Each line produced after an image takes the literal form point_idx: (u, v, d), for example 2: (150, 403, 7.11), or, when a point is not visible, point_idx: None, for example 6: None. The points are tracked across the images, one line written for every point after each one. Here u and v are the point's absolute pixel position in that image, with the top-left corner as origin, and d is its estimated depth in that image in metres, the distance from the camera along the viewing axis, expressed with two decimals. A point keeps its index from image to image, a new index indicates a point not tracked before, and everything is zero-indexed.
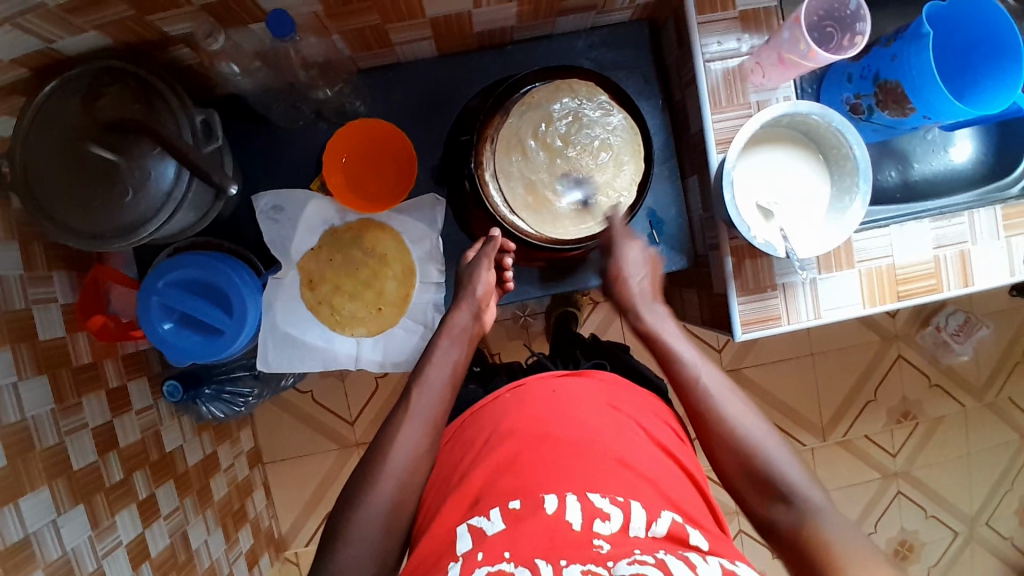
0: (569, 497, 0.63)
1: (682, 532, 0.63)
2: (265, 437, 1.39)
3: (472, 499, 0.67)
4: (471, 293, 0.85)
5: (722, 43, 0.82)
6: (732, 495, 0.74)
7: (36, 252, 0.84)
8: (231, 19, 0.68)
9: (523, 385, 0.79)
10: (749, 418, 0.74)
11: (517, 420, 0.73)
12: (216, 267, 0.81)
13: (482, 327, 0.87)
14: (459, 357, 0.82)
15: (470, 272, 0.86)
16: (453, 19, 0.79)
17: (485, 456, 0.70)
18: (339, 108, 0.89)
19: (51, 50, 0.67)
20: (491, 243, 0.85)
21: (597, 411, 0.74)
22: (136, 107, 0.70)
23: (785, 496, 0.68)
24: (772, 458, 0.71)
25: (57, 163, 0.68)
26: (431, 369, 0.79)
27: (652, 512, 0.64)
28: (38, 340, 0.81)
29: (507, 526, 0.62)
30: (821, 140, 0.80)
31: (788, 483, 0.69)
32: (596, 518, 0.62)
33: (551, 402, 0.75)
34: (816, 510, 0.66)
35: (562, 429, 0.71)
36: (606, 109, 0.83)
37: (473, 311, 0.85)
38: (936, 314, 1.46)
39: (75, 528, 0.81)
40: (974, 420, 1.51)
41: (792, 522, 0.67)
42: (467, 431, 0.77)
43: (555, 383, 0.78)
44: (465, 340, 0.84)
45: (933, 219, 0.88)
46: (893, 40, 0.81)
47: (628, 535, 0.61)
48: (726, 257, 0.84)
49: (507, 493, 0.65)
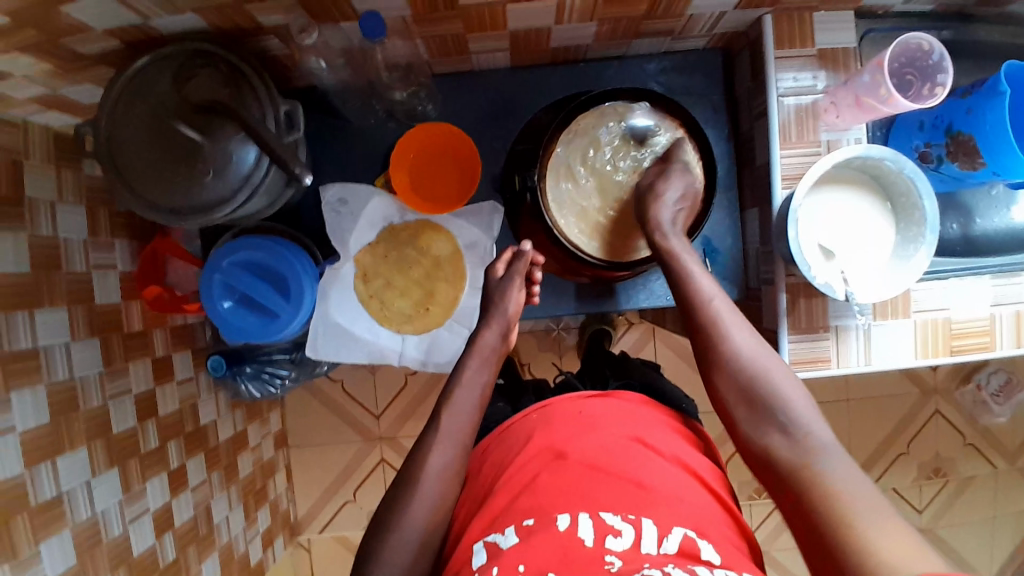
0: (582, 514, 0.63)
1: (694, 547, 0.61)
2: (293, 420, 1.41)
3: (492, 515, 0.67)
4: (501, 312, 0.84)
5: (798, 78, 0.82)
6: (732, 435, 0.71)
7: (100, 218, 0.87)
8: (323, 17, 0.71)
9: (550, 406, 0.78)
10: (753, 344, 0.72)
11: (542, 440, 0.73)
12: (278, 250, 0.84)
13: (507, 347, 0.85)
14: (487, 379, 0.81)
15: (500, 290, 0.85)
16: (533, 33, 0.80)
17: (508, 477, 0.70)
18: (410, 111, 0.91)
19: (146, 26, 0.69)
20: (522, 257, 0.85)
21: (619, 433, 0.73)
22: (225, 91, 0.73)
23: (781, 423, 0.67)
24: (780, 394, 0.68)
25: (146, 140, 0.71)
26: (460, 393, 0.77)
27: (664, 527, 0.62)
28: (94, 304, 0.84)
29: (520, 541, 0.62)
30: (890, 186, 0.80)
31: (785, 410, 0.67)
32: (608, 534, 0.61)
33: (577, 423, 0.74)
34: (816, 443, 0.64)
35: (582, 449, 0.70)
36: (652, 129, 0.85)
37: (501, 330, 0.84)
38: (977, 372, 1.43)
39: (107, 490, 0.83)
40: (1005, 484, 1.47)
41: (792, 456, 0.65)
42: (493, 451, 0.77)
43: (582, 405, 0.77)
44: (494, 361, 0.82)
45: (993, 276, 0.87)
46: (970, 93, 0.80)
47: (640, 551, 0.60)
48: (781, 293, 0.84)
49: (523, 511, 0.65)
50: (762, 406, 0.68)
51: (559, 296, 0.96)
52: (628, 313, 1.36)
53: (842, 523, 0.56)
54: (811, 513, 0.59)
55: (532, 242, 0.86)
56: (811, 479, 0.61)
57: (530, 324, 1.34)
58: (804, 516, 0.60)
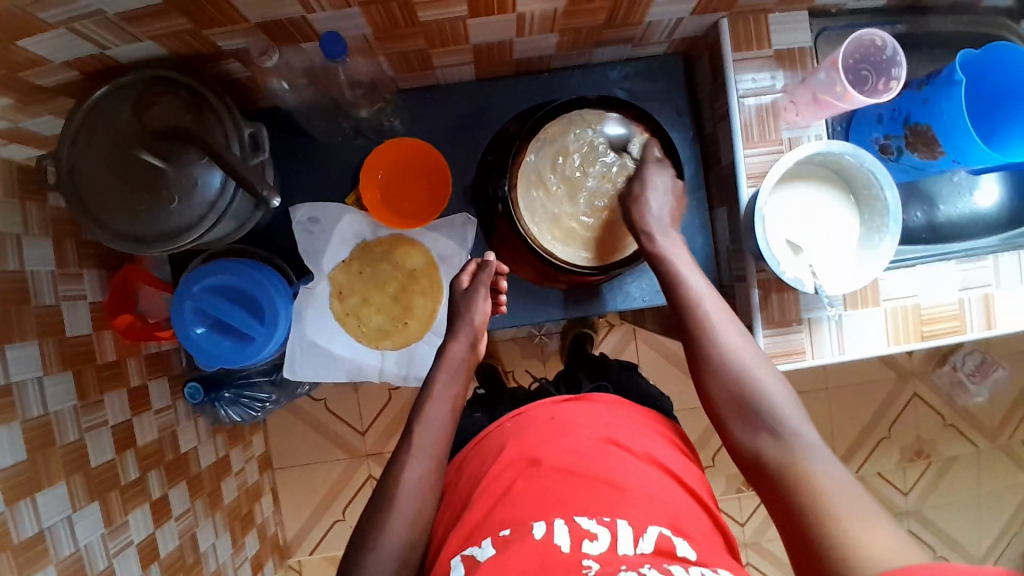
0: (558, 521, 0.63)
1: (669, 545, 0.62)
2: (277, 442, 1.39)
3: (469, 529, 0.67)
4: (468, 322, 0.84)
5: (757, 79, 0.83)
6: (721, 435, 0.72)
7: (68, 250, 0.86)
8: (284, 39, 0.71)
9: (523, 415, 0.79)
10: (743, 345, 0.73)
11: (515, 449, 0.73)
12: (249, 274, 0.83)
13: (477, 356, 0.85)
14: (457, 392, 0.80)
15: (466, 300, 0.86)
16: (495, 46, 0.81)
17: (484, 488, 0.70)
18: (377, 127, 0.91)
19: (105, 56, 0.69)
20: (486, 269, 0.86)
21: (593, 435, 0.73)
22: (187, 117, 0.72)
23: (772, 426, 0.67)
24: (767, 396, 0.69)
25: (108, 170, 0.70)
26: (431, 407, 0.77)
27: (639, 527, 0.63)
28: (65, 336, 0.83)
29: (496, 552, 0.62)
30: (851, 179, 0.82)
31: (774, 413, 0.68)
32: (584, 538, 0.61)
33: (548, 429, 0.75)
34: (805, 445, 0.65)
35: (555, 454, 0.71)
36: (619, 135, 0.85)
37: (469, 340, 0.84)
38: (952, 354, 1.46)
39: (89, 525, 0.81)
40: (986, 462, 1.50)
41: (780, 457, 0.65)
42: (469, 464, 0.77)
43: (554, 410, 0.78)
44: (464, 372, 0.82)
45: (959, 261, 0.89)
46: (926, 84, 0.82)
47: (616, 553, 0.60)
48: (753, 289, 0.85)
49: (499, 522, 0.65)
50: (751, 410, 0.69)
51: (537, 303, 0.96)
52: (608, 316, 1.37)
53: (828, 523, 0.57)
54: (797, 514, 0.60)
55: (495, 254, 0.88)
56: (800, 480, 0.62)
57: (512, 331, 1.34)
58: (791, 517, 0.60)
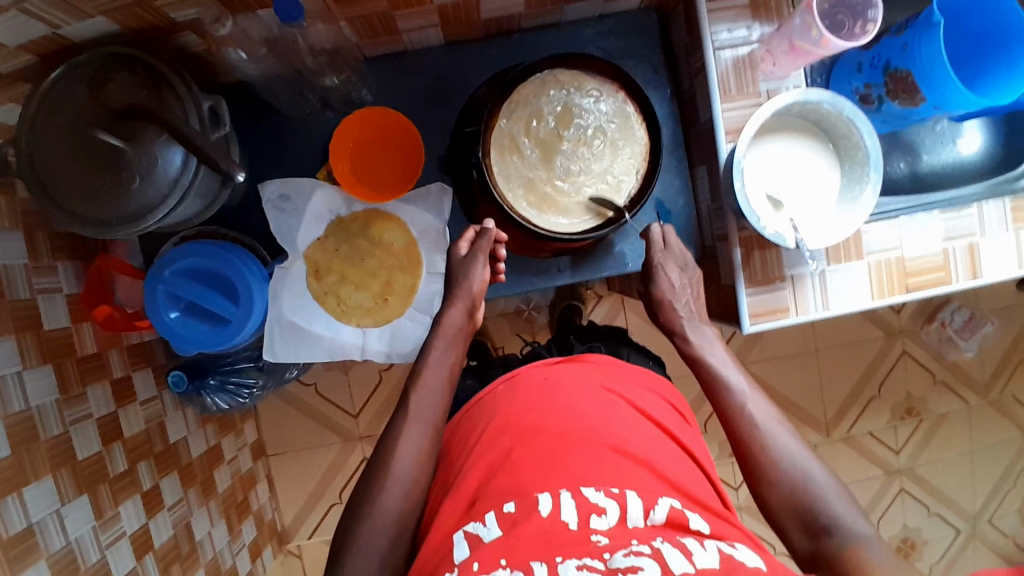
0: (564, 494, 0.62)
1: (682, 517, 0.62)
2: (269, 429, 1.39)
3: (466, 502, 0.65)
4: (464, 291, 0.80)
5: (732, 30, 0.81)
6: (773, 525, 0.71)
7: (40, 242, 0.83)
8: (238, 6, 0.69)
9: (516, 377, 0.78)
10: (790, 440, 0.73)
11: (508, 413, 0.72)
12: (221, 255, 0.81)
13: (475, 324, 0.84)
14: (455, 358, 0.80)
15: (464, 268, 0.81)
16: (460, 6, 0.78)
17: (480, 454, 0.69)
18: (345, 97, 0.88)
19: (58, 36, 0.67)
20: (486, 236, 0.81)
21: (592, 396, 0.73)
22: (144, 93, 0.70)
23: (828, 525, 0.67)
24: (810, 476, 0.70)
25: (61, 151, 0.67)
26: (427, 373, 0.77)
27: (649, 500, 0.62)
28: (42, 329, 0.81)
29: (503, 533, 0.60)
30: (831, 129, 0.80)
31: (832, 511, 0.67)
32: (592, 513, 0.60)
33: (543, 391, 0.74)
34: (858, 537, 0.65)
35: (554, 419, 0.70)
36: (596, 96, 0.83)
37: (467, 308, 0.81)
38: (941, 309, 1.45)
39: (79, 517, 0.80)
40: (978, 417, 1.51)
41: (839, 544, 0.65)
42: (462, 430, 0.76)
43: (549, 370, 0.78)
44: (461, 340, 0.81)
45: (942, 211, 0.87)
46: (904, 30, 0.79)
47: (626, 527, 0.60)
48: (735, 248, 0.84)
49: (502, 494, 0.63)
50: (804, 506, 0.68)
51: (519, 272, 0.94)
52: (596, 286, 1.36)
53: None
54: None
55: (494, 221, 0.82)
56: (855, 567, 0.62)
57: (499, 305, 1.33)
58: None
